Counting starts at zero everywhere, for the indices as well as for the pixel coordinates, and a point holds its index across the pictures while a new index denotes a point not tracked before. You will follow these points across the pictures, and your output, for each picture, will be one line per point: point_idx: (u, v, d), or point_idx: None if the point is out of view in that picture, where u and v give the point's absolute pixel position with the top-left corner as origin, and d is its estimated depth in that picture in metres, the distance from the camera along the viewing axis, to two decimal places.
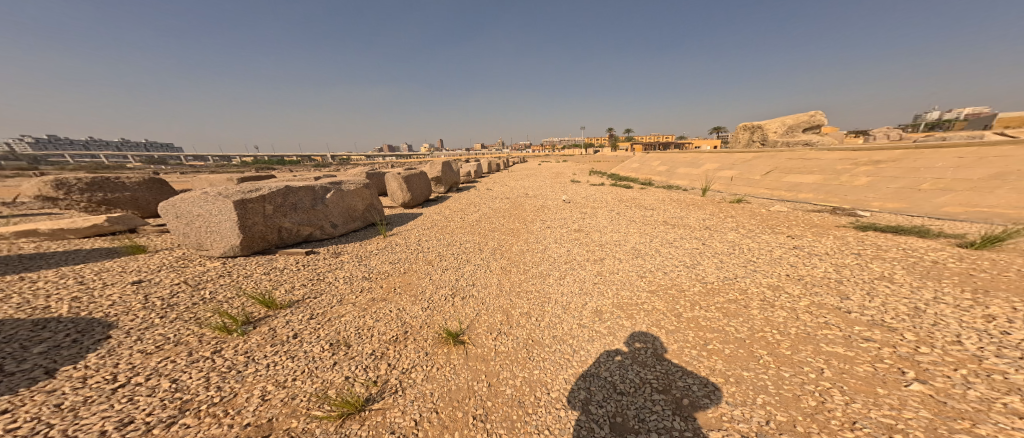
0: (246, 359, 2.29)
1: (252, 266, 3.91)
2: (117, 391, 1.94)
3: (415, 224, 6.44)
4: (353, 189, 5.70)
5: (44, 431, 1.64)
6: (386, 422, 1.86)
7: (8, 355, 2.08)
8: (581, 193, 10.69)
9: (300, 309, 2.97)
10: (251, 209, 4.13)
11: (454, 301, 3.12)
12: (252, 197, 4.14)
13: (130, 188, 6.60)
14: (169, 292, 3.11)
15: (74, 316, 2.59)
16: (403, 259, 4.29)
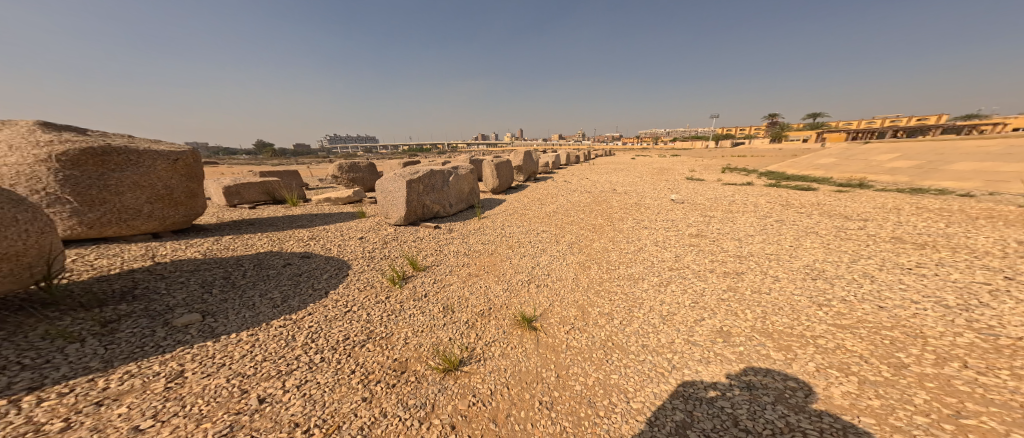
0: (398, 308, 3.23)
1: (408, 233, 5.49)
2: (344, 314, 3.19)
3: (497, 210, 7.58)
4: (464, 175, 7.15)
5: (319, 330, 2.93)
6: (471, 384, 2.31)
7: (316, 279, 3.90)
8: (701, 192, 9.14)
9: (429, 272, 4.00)
10: (412, 188, 5.77)
11: (535, 295, 3.55)
12: (414, 179, 5.77)
13: (360, 169, 10.26)
14: (370, 247, 4.82)
15: (337, 258, 4.48)
16: (487, 242, 5.25)
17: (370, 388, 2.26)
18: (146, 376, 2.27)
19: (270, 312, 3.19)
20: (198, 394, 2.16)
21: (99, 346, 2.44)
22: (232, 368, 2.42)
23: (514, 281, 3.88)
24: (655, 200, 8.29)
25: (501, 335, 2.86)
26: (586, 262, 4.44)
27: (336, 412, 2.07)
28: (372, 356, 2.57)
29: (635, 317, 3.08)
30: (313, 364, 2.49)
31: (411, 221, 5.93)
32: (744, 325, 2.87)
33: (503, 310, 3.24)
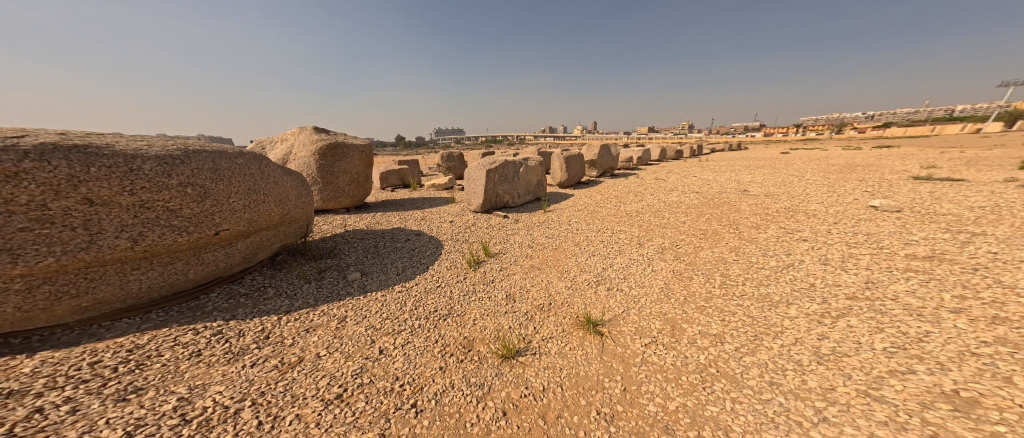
0: (472, 289, 3.42)
1: (486, 220, 5.83)
2: (426, 286, 3.49)
3: (564, 203, 7.53)
4: (534, 167, 7.17)
5: (415, 298, 3.29)
6: (525, 376, 2.37)
7: (424, 252, 4.43)
8: (841, 196, 7.10)
9: (499, 260, 4.16)
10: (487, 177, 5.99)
11: (595, 297, 3.46)
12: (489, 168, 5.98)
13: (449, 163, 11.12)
14: (448, 230, 5.28)
15: (426, 236, 5.02)
16: (554, 236, 5.27)
17: (445, 359, 2.43)
18: (331, 316, 3.03)
19: (398, 276, 3.76)
20: (349, 338, 2.70)
21: (315, 286, 3.56)
22: (376, 317, 2.97)
23: (575, 279, 3.85)
24: (752, 202, 7.03)
25: (563, 334, 2.85)
26: (658, 268, 4.09)
27: (418, 375, 2.28)
28: (449, 330, 2.75)
29: (773, 348, 2.56)
30: (409, 330, 2.77)
31: (488, 209, 6.31)
32: (903, 368, 2.16)
33: (566, 308, 3.24)
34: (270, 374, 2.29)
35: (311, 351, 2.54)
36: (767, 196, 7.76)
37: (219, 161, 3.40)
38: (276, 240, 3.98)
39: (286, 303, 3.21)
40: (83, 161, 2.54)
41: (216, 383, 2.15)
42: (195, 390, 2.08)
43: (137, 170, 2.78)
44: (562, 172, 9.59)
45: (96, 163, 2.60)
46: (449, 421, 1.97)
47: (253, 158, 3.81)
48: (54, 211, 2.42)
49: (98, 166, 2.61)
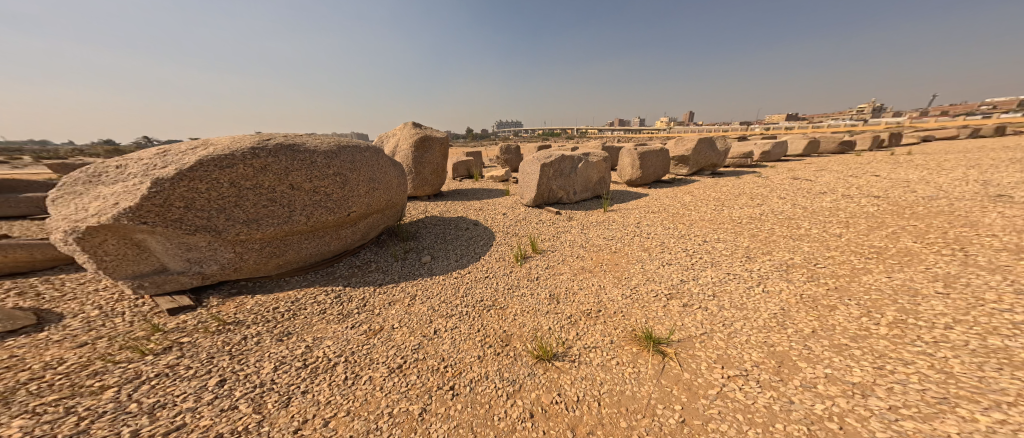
0: (515, 284, 3.40)
1: (537, 215, 5.75)
2: (474, 276, 3.58)
3: (627, 204, 6.96)
4: (595, 162, 6.72)
5: (466, 285, 3.38)
6: (559, 381, 2.25)
7: (481, 242, 4.56)
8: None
9: (546, 257, 4.04)
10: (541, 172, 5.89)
11: (653, 312, 3.15)
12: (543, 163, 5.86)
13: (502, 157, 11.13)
14: (501, 222, 5.33)
15: (482, 227, 5.15)
16: (617, 240, 4.92)
17: (483, 349, 2.45)
18: (404, 294, 3.28)
19: (460, 263, 3.94)
20: (414, 315, 2.87)
21: (397, 263, 3.97)
22: (438, 299, 3.13)
23: (636, 289, 3.57)
24: (906, 204, 5.18)
25: (611, 348, 2.64)
26: (735, 286, 3.45)
27: (459, 360, 2.34)
28: (490, 322, 2.76)
29: (977, 422, 1.64)
30: (457, 315, 2.85)
31: (539, 203, 6.24)
32: None
33: (621, 320, 3.01)
34: (357, 340, 2.59)
35: (390, 322, 2.80)
36: (915, 192, 5.76)
37: (363, 152, 4.00)
38: (382, 221, 4.52)
39: (377, 277, 3.65)
40: (280, 157, 3.29)
41: (325, 339, 2.60)
42: (316, 341, 2.58)
43: (317, 163, 3.50)
44: (630, 167, 8.88)
45: (288, 158, 3.36)
46: (479, 410, 1.99)
47: (375, 151, 4.31)
48: (278, 193, 3.32)
49: (299, 160, 3.41)
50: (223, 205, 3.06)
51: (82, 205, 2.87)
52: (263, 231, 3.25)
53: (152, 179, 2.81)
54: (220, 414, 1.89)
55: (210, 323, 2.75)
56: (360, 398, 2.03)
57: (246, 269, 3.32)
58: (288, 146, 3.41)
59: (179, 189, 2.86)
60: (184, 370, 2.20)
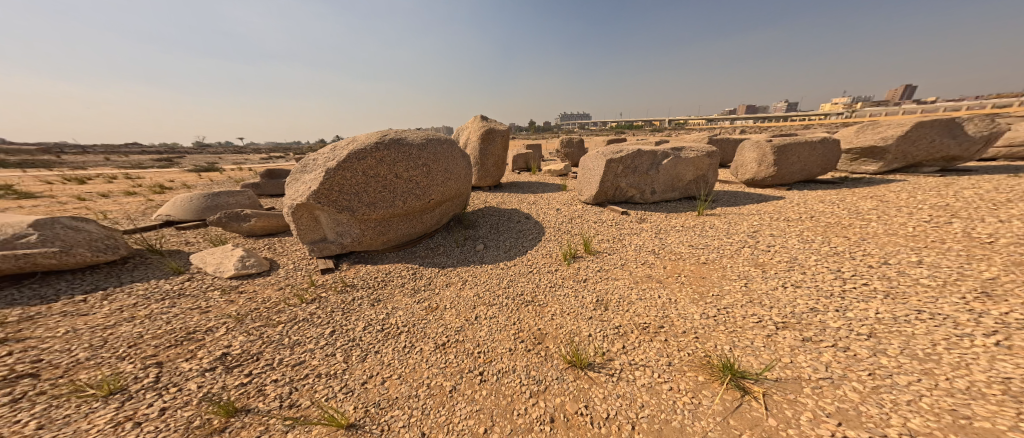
0: (558, 282, 3.27)
1: (592, 213, 5.37)
2: (520, 270, 3.59)
3: (727, 209, 5.76)
4: (691, 158, 5.73)
5: (512, 277, 3.41)
6: (589, 392, 2.07)
7: (532, 235, 4.52)
8: None
9: (598, 259, 3.74)
10: (610, 167, 5.45)
11: (738, 341, 2.58)
12: (615, 158, 5.38)
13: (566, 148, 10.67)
14: (557, 218, 5.12)
15: (535, 221, 5.07)
16: (719, 253, 4.12)
17: (515, 343, 2.46)
18: (461, 276, 3.51)
19: (513, 254, 4.00)
20: (461, 299, 3.05)
21: (468, 248, 4.19)
22: (483, 286, 3.28)
23: (722, 312, 2.99)
24: None
25: (665, 370, 2.25)
26: (872, 325, 2.48)
27: (491, 348, 2.41)
28: (527, 317, 2.75)
29: None
30: (498, 306, 2.93)
31: (599, 201, 5.82)
32: None
33: (693, 343, 2.55)
34: (416, 314, 2.85)
35: (444, 301, 3.03)
36: None
37: (447, 144, 4.30)
38: (454, 209, 4.71)
39: (441, 259, 3.93)
40: (390, 149, 3.59)
41: (399, 309, 2.92)
42: (392, 309, 2.93)
43: (421, 152, 3.82)
44: (767, 163, 6.91)
45: (395, 149, 3.64)
46: (501, 400, 2.02)
47: (452, 142, 4.47)
48: (395, 179, 3.69)
49: (410, 150, 3.75)
50: (357, 189, 3.53)
51: (296, 189, 3.64)
52: (375, 213, 3.69)
53: (321, 169, 3.44)
54: (323, 357, 2.37)
55: (338, 283, 3.37)
56: (410, 365, 2.27)
57: (367, 242, 3.86)
58: (394, 139, 3.70)
59: (335, 178, 3.40)
60: (315, 319, 2.78)
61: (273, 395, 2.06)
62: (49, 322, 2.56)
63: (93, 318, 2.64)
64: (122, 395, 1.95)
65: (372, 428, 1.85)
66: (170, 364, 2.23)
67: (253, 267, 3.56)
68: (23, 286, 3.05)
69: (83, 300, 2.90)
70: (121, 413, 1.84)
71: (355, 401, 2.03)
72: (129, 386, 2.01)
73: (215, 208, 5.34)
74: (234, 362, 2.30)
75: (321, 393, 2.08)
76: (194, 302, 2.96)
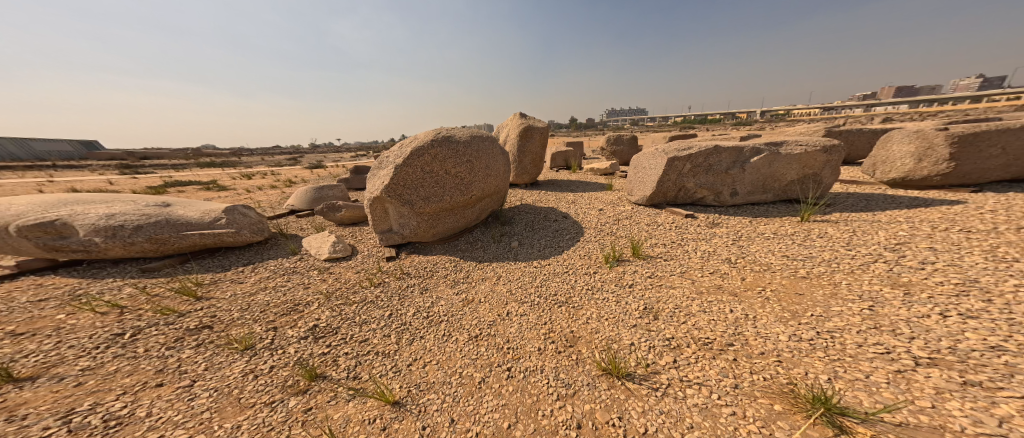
0: (598, 286, 3.08)
1: (644, 215, 4.86)
2: (560, 270, 3.46)
3: (850, 214, 4.50)
4: (797, 154, 4.64)
5: (553, 276, 3.31)
6: (624, 404, 1.86)
7: (571, 234, 4.36)
8: None
9: (649, 265, 3.38)
10: (674, 166, 4.92)
11: (839, 372, 1.95)
12: (681, 155, 4.83)
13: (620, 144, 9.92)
14: (603, 219, 4.77)
15: (572, 220, 4.86)
16: (821, 266, 3.27)
17: (545, 343, 2.40)
18: (502, 272, 3.58)
19: (552, 252, 3.92)
20: (495, 294, 3.13)
21: (510, 243, 4.26)
22: (517, 283, 3.28)
23: (821, 336, 2.31)
24: None
25: (726, 392, 1.86)
26: None
27: (520, 345, 2.40)
28: (560, 318, 2.66)
29: None
30: (530, 303, 2.91)
31: (655, 202, 5.29)
32: None
33: (774, 367, 2.00)
34: (454, 305, 3.01)
35: (479, 295, 3.15)
36: None
37: (489, 143, 4.57)
38: (492, 206, 4.88)
39: (479, 254, 4.10)
40: (442, 147, 3.92)
41: (440, 299, 3.12)
42: (436, 298, 3.15)
43: (468, 150, 4.13)
44: (939, 158, 5.03)
45: (445, 147, 3.96)
46: (527, 398, 1.97)
47: (493, 140, 4.67)
48: (447, 175, 4.04)
49: (460, 148, 4.07)
50: (416, 185, 3.94)
51: (370, 186, 4.13)
52: (429, 207, 4.05)
53: (389, 166, 3.91)
54: (381, 337, 2.64)
55: (396, 272, 3.72)
56: (447, 354, 2.40)
57: (422, 234, 4.21)
58: (446, 137, 4.03)
59: (399, 174, 3.83)
60: (379, 302, 3.13)
61: (343, 366, 2.38)
62: (222, 286, 3.46)
63: (243, 286, 3.46)
64: (250, 351, 2.52)
65: (411, 407, 1.99)
66: (280, 330, 2.76)
67: (340, 251, 4.18)
68: (213, 256, 4.16)
69: (243, 271, 3.81)
70: (247, 365, 2.39)
71: (401, 381, 2.21)
72: (255, 345, 2.59)
73: (320, 199, 6.33)
74: (321, 333, 2.72)
75: (377, 369, 2.33)
76: (300, 278, 3.63)
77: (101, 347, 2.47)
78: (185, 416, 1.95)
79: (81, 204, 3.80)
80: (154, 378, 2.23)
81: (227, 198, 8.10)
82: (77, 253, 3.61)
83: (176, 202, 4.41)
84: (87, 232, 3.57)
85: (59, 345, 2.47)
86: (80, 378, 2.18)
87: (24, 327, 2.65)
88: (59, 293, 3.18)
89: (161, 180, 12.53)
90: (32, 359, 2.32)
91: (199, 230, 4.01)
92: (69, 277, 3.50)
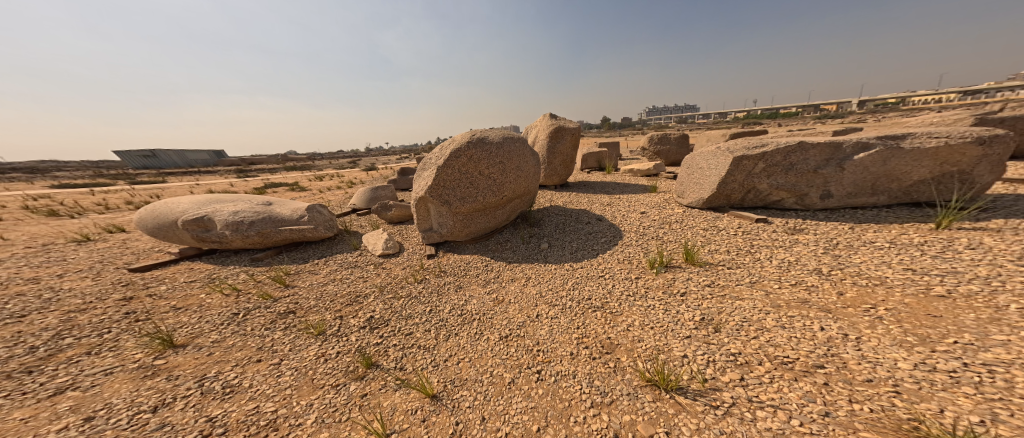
0: (641, 293, 2.80)
1: (700, 219, 4.33)
2: (598, 273, 3.25)
3: (1019, 221, 3.31)
4: (926, 148, 3.65)
5: (590, 281, 3.13)
6: (672, 419, 1.62)
7: (611, 237, 4.10)
8: None
9: (707, 273, 2.97)
10: (742, 166, 4.34)
11: (1002, 416, 1.31)
12: (751, 154, 4.25)
13: (667, 144, 9.16)
14: (650, 222, 4.38)
15: (609, 222, 4.59)
16: (968, 282, 2.42)
17: (578, 348, 2.25)
18: (535, 273, 3.51)
19: (587, 254, 3.74)
20: (525, 296, 3.08)
21: (546, 244, 4.19)
22: (550, 285, 3.19)
23: (970, 368, 1.60)
24: None
25: (811, 420, 1.47)
26: None
27: (552, 349, 2.29)
28: (595, 323, 2.48)
29: None
30: (561, 307, 2.79)
31: (714, 205, 4.72)
32: None
33: (886, 398, 1.51)
34: (486, 305, 3.05)
35: (511, 295, 3.14)
36: None
37: (520, 144, 4.65)
38: (522, 206, 4.95)
39: (508, 254, 4.14)
40: (477, 149, 4.13)
41: (474, 299, 3.19)
42: (471, 297, 3.24)
43: (499, 150, 4.28)
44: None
45: (479, 149, 4.16)
46: (558, 403, 1.85)
47: (524, 141, 4.76)
48: (480, 176, 4.22)
49: (493, 149, 4.23)
50: (453, 185, 4.18)
51: (415, 186, 4.48)
52: (465, 207, 4.26)
53: (432, 168, 4.23)
54: (423, 332, 2.80)
55: (436, 270, 3.95)
56: (480, 352, 2.42)
57: (459, 233, 4.44)
58: (480, 139, 4.24)
59: (441, 175, 4.11)
60: (422, 298, 3.34)
61: (392, 356, 2.56)
62: (303, 276, 4.11)
63: (318, 277, 4.06)
64: (322, 336, 2.90)
65: (447, 402, 2.02)
66: (344, 319, 3.14)
67: (390, 247, 4.62)
68: (298, 249, 5.04)
69: (317, 263, 4.49)
70: (320, 349, 2.74)
71: (439, 375, 2.26)
72: (326, 331, 2.97)
73: (376, 199, 7.20)
74: (375, 324, 3.01)
75: (420, 362, 2.45)
76: (360, 272, 4.11)
77: (225, 324, 3.13)
78: (274, 390, 2.30)
79: (219, 203, 4.92)
80: (256, 355, 2.71)
81: (310, 199, 9.63)
82: (215, 243, 4.74)
83: (277, 200, 5.39)
84: (221, 226, 4.63)
85: (201, 320, 3.20)
86: (211, 349, 2.77)
87: (181, 303, 3.52)
88: (202, 275, 4.19)
89: (265, 183, 15.47)
90: (183, 330, 3.04)
91: (291, 227, 4.87)
92: (207, 264, 4.60)
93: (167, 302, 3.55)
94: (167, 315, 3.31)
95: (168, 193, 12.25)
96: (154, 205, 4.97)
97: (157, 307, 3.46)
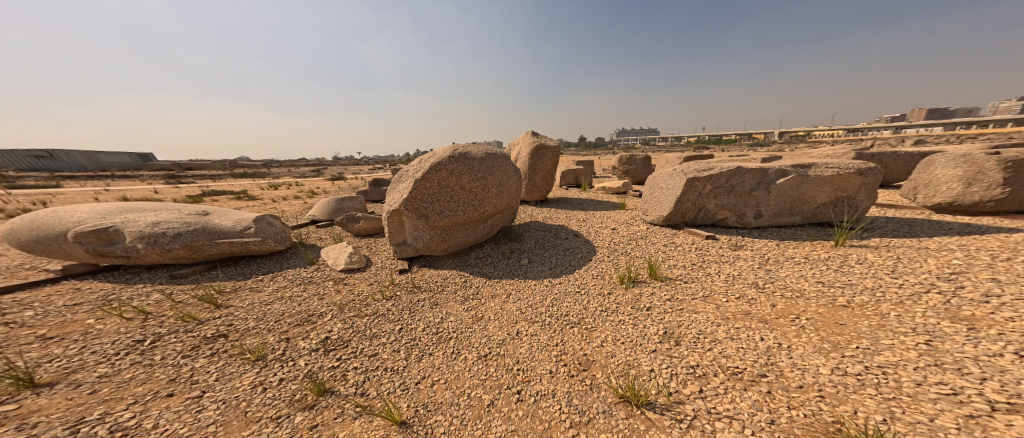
0: (612, 308, 2.94)
1: (660, 235, 4.69)
2: (573, 290, 3.33)
3: (892, 240, 4.15)
4: (828, 177, 4.39)
5: (565, 297, 3.19)
6: (643, 433, 1.72)
7: (585, 253, 4.25)
8: None
9: (668, 287, 3.23)
10: (694, 186, 4.82)
11: (897, 413, 1.63)
12: (701, 176, 4.74)
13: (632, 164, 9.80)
14: (616, 239, 4.64)
15: (582, 238, 4.76)
16: (863, 293, 2.94)
17: (556, 366, 2.28)
18: (511, 290, 3.48)
19: (564, 270, 3.83)
20: (504, 313, 3.03)
21: (526, 260, 4.20)
22: (526, 302, 3.19)
23: (870, 370, 1.96)
24: None
25: (761, 428, 1.66)
26: None
27: (531, 367, 2.29)
28: (572, 340, 2.54)
29: None
30: (540, 323, 2.80)
31: (671, 222, 5.15)
32: None
33: (815, 402, 1.77)
34: (463, 322, 2.95)
35: (488, 312, 3.07)
36: None
37: (502, 160, 4.60)
38: (502, 222, 4.88)
39: (488, 269, 4.07)
40: (457, 162, 3.99)
41: (449, 316, 3.06)
42: (443, 315, 3.10)
43: (479, 164, 4.19)
44: (992, 183, 4.58)
45: (460, 163, 4.03)
46: (537, 425, 1.84)
47: (507, 158, 4.72)
48: (460, 190, 4.08)
49: (473, 164, 4.14)
50: (430, 199, 3.97)
51: (389, 198, 4.17)
52: (444, 220, 4.07)
53: (408, 180, 4.00)
54: (391, 353, 2.60)
55: (407, 285, 3.73)
56: (454, 373, 2.32)
57: (437, 247, 4.22)
58: (460, 153, 4.11)
59: (418, 188, 3.89)
60: (390, 316, 3.11)
61: (352, 381, 2.32)
62: (242, 294, 3.57)
63: (261, 295, 3.56)
64: (260, 362, 2.53)
65: (417, 429, 1.88)
66: (292, 341, 2.78)
67: (356, 262, 4.24)
68: (237, 263, 4.37)
69: (262, 279, 3.94)
70: (258, 377, 2.38)
71: (408, 400, 2.11)
72: (267, 356, 2.60)
73: (339, 208, 6.57)
74: (332, 345, 2.72)
75: (385, 386, 2.26)
76: (316, 289, 3.70)
77: (121, 355, 2.56)
78: (191, 429, 1.94)
79: (127, 210, 4.09)
80: (165, 388, 2.26)
81: (255, 208, 8.57)
82: (119, 258, 3.89)
83: (212, 210, 4.64)
84: (131, 237, 3.84)
85: (83, 351, 2.58)
86: (95, 386, 2.24)
87: (55, 331, 2.80)
88: (94, 297, 3.40)
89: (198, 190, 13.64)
90: (56, 364, 2.43)
91: (229, 238, 4.21)
92: (104, 282, 3.76)
93: (33, 330, 2.80)
94: (31, 346, 2.61)
95: (65, 199, 10.25)
96: (33, 212, 3.98)
97: (16, 337, 2.71)
